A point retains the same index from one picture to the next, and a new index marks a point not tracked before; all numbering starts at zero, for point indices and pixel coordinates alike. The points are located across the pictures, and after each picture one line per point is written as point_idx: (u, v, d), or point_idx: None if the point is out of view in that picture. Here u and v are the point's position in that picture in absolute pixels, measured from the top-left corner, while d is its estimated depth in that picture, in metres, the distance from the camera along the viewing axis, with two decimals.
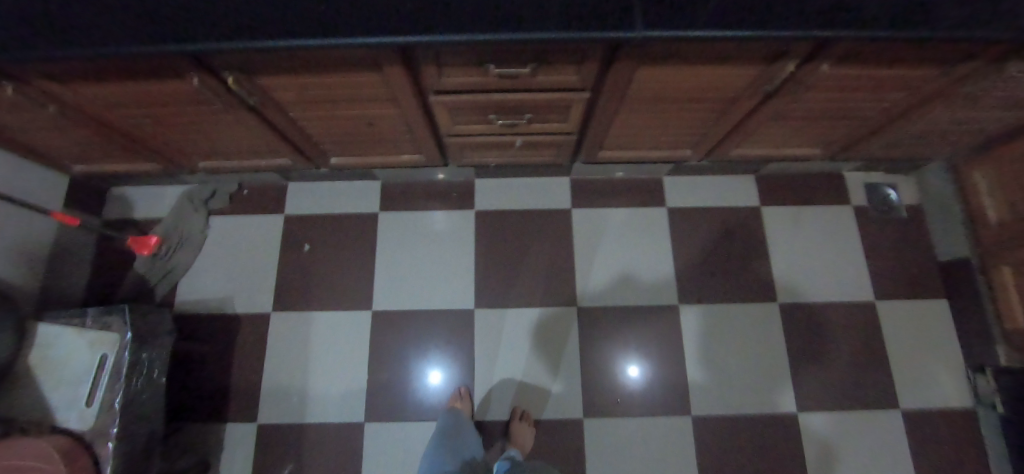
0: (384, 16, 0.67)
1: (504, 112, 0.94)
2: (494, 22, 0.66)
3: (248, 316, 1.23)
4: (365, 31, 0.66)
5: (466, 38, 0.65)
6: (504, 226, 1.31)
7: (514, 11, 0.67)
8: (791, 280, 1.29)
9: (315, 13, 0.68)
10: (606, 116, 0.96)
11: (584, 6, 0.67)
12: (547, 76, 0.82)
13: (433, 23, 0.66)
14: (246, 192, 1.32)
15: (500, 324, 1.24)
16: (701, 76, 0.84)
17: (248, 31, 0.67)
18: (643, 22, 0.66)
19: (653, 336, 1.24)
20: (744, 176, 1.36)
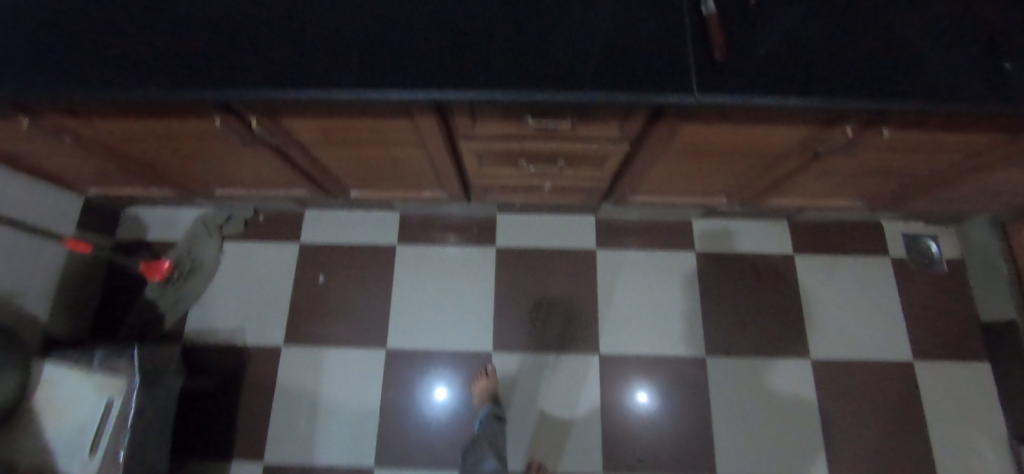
0: (420, 70, 0.63)
1: (536, 160, 0.89)
2: (537, 80, 0.62)
3: (258, 349, 1.19)
4: (400, 85, 0.61)
5: (508, 96, 0.61)
6: (526, 264, 1.26)
7: (559, 68, 0.63)
8: (825, 335, 1.23)
9: (346, 63, 0.63)
10: (643, 166, 0.91)
11: (634, 65, 0.63)
12: (586, 130, 0.78)
13: (473, 79, 0.62)
14: (261, 218, 1.28)
15: (517, 367, 1.19)
16: (749, 135, 0.79)
17: (275, 81, 0.63)
18: (699, 86, 0.61)
19: (678, 389, 1.18)
20: (776, 222, 1.30)
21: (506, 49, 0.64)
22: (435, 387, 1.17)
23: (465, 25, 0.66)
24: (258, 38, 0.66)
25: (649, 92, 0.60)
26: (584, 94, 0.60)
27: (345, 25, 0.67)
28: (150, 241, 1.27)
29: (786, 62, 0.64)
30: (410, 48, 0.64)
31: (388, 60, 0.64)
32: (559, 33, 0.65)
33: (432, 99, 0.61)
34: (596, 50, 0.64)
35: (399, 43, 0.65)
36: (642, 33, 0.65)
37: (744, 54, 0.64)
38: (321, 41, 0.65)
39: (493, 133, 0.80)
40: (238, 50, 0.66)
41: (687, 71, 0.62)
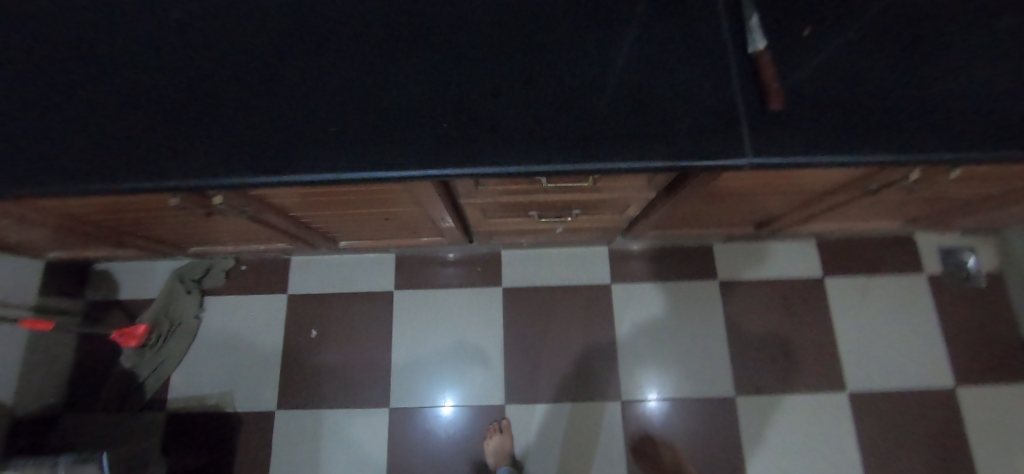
0: (413, 139, 0.52)
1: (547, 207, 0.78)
2: (554, 146, 0.51)
3: (251, 415, 1.10)
4: (390, 161, 0.51)
5: (520, 169, 0.50)
6: (535, 303, 1.16)
7: (580, 129, 0.52)
8: (861, 364, 1.14)
9: (322, 134, 0.52)
10: (666, 209, 0.81)
11: (669, 122, 0.52)
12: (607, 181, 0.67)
13: (477, 148, 0.52)
14: (244, 267, 1.17)
15: (532, 420, 1.10)
16: (793, 178, 0.68)
17: (238, 160, 0.52)
18: (750, 144, 0.51)
19: (707, 432, 1.10)
20: (804, 242, 1.20)
21: (513, 107, 0.54)
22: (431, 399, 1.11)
23: (463, 78, 0.56)
24: (213, 104, 0.55)
25: (690, 156, 0.50)
26: (611, 163, 0.50)
27: (319, 84, 0.56)
28: (125, 300, 1.16)
29: (849, 106, 0.53)
30: (399, 111, 0.54)
31: (373, 127, 0.53)
32: (575, 83, 0.55)
33: (430, 177, 0.50)
34: (621, 104, 0.53)
35: (385, 105, 0.54)
36: (674, 79, 0.55)
37: (798, 99, 0.54)
38: (290, 105, 0.54)
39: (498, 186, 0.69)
40: (189, 121, 0.54)
41: (733, 125, 0.52)
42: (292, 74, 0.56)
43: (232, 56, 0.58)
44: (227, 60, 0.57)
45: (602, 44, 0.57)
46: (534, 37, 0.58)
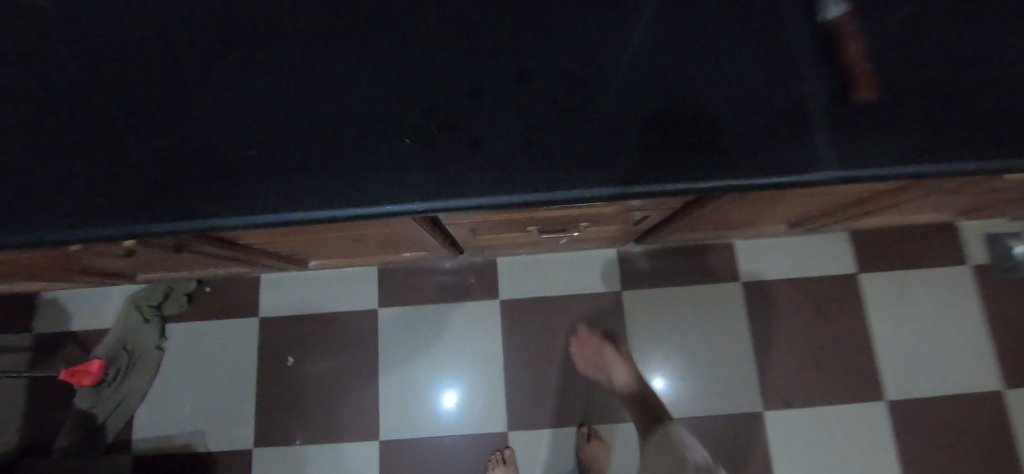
0: (361, 163, 0.39)
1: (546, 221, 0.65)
2: (552, 168, 0.38)
3: (227, 452, 1.00)
4: (332, 197, 0.38)
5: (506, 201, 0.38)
6: (536, 315, 1.04)
7: (586, 142, 0.39)
8: (901, 369, 1.03)
9: (240, 162, 0.39)
10: (689, 217, 0.68)
11: (708, 125, 0.38)
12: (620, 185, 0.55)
13: (448, 174, 0.38)
14: (209, 289, 1.04)
15: (539, 448, 0.99)
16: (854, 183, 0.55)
17: (123, 202, 0.38)
18: (816, 153, 0.38)
19: (731, 451, 1.00)
20: (835, 235, 1.07)
21: (496, 112, 0.40)
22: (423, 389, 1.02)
23: (428, 71, 0.40)
24: (85, 118, 0.39)
25: (735, 174, 0.37)
26: (629, 188, 0.37)
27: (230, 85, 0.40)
28: (77, 332, 1.03)
29: (965, 89, 0.39)
30: (342, 123, 0.39)
31: (309, 148, 0.39)
32: (581, 73, 0.40)
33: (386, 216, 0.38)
34: (643, 101, 0.39)
35: (322, 114, 0.40)
36: (716, 60, 0.40)
37: (889, 81, 0.39)
38: (193, 119, 0.39)
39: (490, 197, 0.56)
40: (54, 146, 0.39)
41: (794, 126, 0.38)
42: (193, 72, 0.40)
43: (107, 45, 0.41)
44: (100, 52, 0.41)
45: (616, 13, 0.41)
46: (525, 6, 0.42)
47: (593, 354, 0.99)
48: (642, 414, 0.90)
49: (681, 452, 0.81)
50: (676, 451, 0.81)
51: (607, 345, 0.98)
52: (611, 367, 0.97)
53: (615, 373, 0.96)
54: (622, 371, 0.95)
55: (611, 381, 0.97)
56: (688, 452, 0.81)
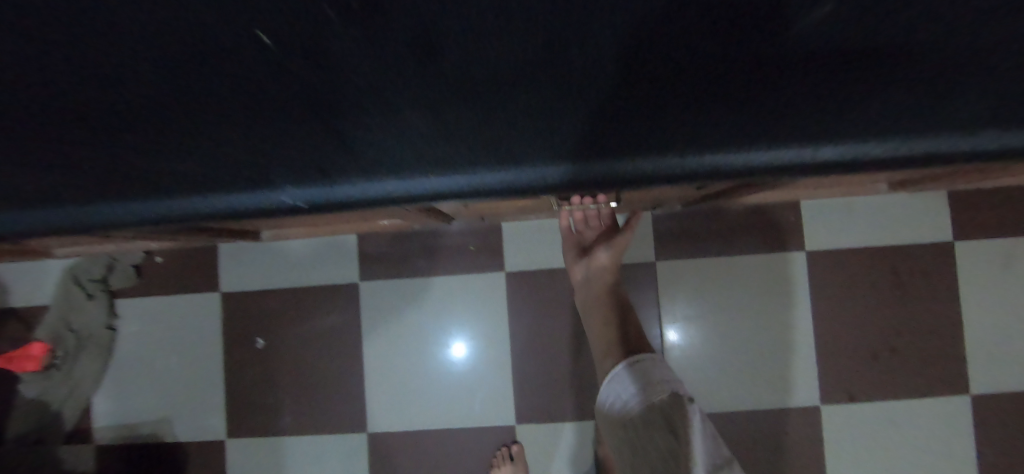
0: (228, 125, 0.25)
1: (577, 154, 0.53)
2: (517, 135, 0.25)
3: (197, 441, 0.88)
4: (195, 181, 0.25)
5: (442, 188, 0.25)
6: (550, 291, 0.86)
7: (568, 88, 0.24)
8: (995, 360, 0.84)
9: (52, 126, 0.25)
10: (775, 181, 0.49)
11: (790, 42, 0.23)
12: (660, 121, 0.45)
13: (361, 145, 0.25)
14: (159, 260, 0.89)
15: (554, 444, 0.85)
16: None
17: None
18: (934, 113, 0.23)
19: (777, 449, 0.85)
20: (929, 194, 0.85)
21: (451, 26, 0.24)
22: (422, 356, 0.87)
23: None
24: None
25: (807, 144, 0.24)
26: (619, 166, 0.25)
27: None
28: (15, 310, 0.89)
29: None
30: (197, 61, 0.25)
31: (145, 100, 0.25)
32: None
33: (272, 210, 0.26)
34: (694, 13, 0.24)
35: (172, 43, 0.25)
36: None
37: None
38: None
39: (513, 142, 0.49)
40: None
41: (915, 57, 0.23)
42: None
43: None
44: None
45: None
46: None
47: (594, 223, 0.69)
48: (599, 312, 0.67)
49: (641, 393, 0.58)
50: (634, 393, 0.58)
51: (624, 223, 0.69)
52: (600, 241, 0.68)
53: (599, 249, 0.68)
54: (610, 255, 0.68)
55: (587, 257, 0.69)
56: (651, 393, 0.58)
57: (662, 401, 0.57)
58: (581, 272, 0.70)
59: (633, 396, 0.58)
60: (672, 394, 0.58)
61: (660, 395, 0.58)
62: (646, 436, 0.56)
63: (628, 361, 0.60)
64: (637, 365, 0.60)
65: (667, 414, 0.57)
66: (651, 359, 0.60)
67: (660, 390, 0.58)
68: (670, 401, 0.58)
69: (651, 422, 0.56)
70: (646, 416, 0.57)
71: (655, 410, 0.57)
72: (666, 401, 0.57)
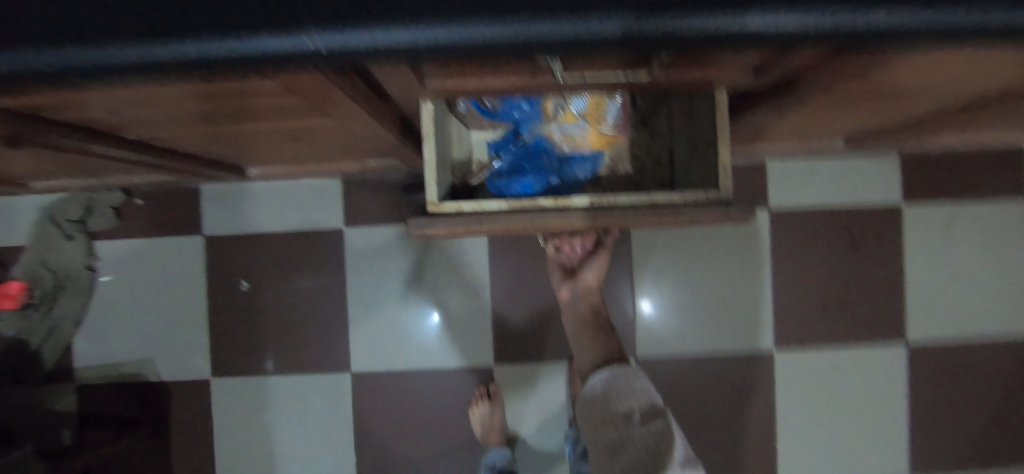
0: None
1: (564, 191, 0.63)
2: None
3: (179, 381, 0.91)
4: (127, 24, 0.21)
5: (410, 41, 0.21)
6: (528, 243, 0.90)
7: None
8: (929, 313, 0.93)
9: None
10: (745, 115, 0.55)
11: None
12: (643, 153, 0.67)
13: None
14: (138, 202, 0.89)
15: (529, 386, 0.90)
16: (985, 67, 0.39)
17: None
18: None
19: (733, 388, 0.92)
20: (882, 158, 0.92)
21: None
22: (409, 303, 0.90)
23: None
24: None
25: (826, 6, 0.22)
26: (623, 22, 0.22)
27: None
28: None
29: None
30: None
31: None
32: None
33: (211, 65, 0.21)
34: None
35: None
36: None
37: None
38: None
39: (507, 187, 0.59)
40: None
41: None
42: None
43: None
44: None
45: None
46: None
47: (575, 249, 0.73)
48: (589, 331, 0.71)
49: (613, 402, 0.59)
50: (607, 400, 0.60)
51: (600, 242, 0.73)
52: (584, 264, 0.73)
53: (585, 273, 0.73)
54: (593, 277, 0.73)
55: (573, 278, 0.74)
56: (621, 400, 0.59)
57: (635, 411, 0.58)
58: (566, 294, 0.75)
59: (607, 402, 0.60)
60: (646, 404, 0.58)
61: (631, 403, 0.59)
62: (620, 441, 0.57)
63: (603, 372, 0.63)
64: (611, 375, 0.62)
65: (643, 422, 0.57)
66: (628, 370, 0.62)
67: (632, 400, 0.59)
68: (645, 411, 0.58)
69: (623, 428, 0.57)
70: (616, 421, 0.58)
71: (627, 418, 0.58)
72: (642, 410, 0.58)
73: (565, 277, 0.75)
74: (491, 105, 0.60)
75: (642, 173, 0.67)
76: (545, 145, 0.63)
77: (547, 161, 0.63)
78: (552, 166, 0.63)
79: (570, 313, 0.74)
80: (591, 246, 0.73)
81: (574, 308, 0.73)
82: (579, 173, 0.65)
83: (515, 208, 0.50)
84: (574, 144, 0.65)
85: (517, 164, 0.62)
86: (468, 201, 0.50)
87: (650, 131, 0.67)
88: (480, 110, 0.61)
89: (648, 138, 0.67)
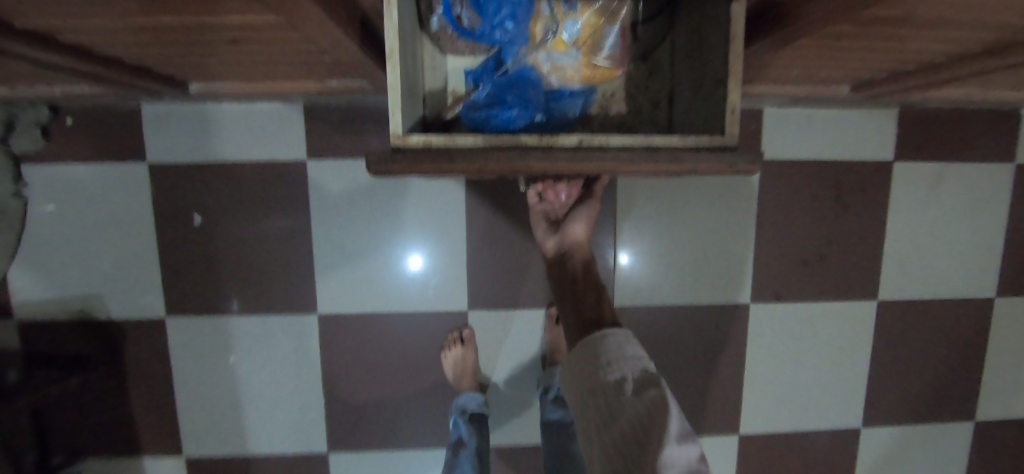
0: None
1: (549, 128, 0.56)
2: None
3: (130, 318, 0.85)
4: None
5: None
6: (510, 184, 0.84)
7: None
8: (904, 271, 0.94)
9: None
10: (762, 42, 0.49)
11: None
12: (639, 91, 0.61)
13: None
14: (69, 121, 0.79)
15: (504, 331, 0.88)
16: None
17: None
18: None
19: (707, 338, 0.92)
20: (879, 111, 0.89)
21: None
22: (382, 245, 0.85)
23: None
24: None
25: None
26: None
27: None
28: None
29: None
30: None
31: None
32: None
33: None
34: None
35: None
36: None
37: None
38: None
39: (488, 121, 0.52)
40: None
41: None
42: None
43: None
44: None
45: None
46: None
47: (560, 197, 0.71)
48: (579, 290, 0.66)
49: (603, 370, 0.53)
50: (597, 369, 0.54)
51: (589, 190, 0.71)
52: (573, 216, 0.71)
53: (572, 226, 0.71)
54: (581, 230, 0.71)
55: (559, 231, 0.72)
56: (612, 368, 0.53)
57: (626, 380, 0.52)
58: (552, 244, 0.72)
59: (597, 369, 0.54)
60: (639, 372, 0.52)
61: (623, 370, 0.52)
62: (611, 412, 0.50)
63: (592, 338, 0.57)
64: (602, 341, 0.56)
65: (635, 392, 0.50)
66: (619, 335, 0.56)
67: (623, 367, 0.53)
68: (637, 380, 0.51)
69: (613, 398, 0.51)
70: (605, 390, 0.52)
71: (617, 386, 0.51)
72: (634, 379, 0.51)
73: (550, 230, 0.72)
74: (469, 23, 0.53)
75: (637, 114, 0.61)
76: (531, 75, 0.54)
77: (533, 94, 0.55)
78: (539, 100, 0.54)
79: (556, 268, 0.71)
80: (576, 194, 0.71)
81: (566, 263, 0.69)
82: (568, 110, 0.58)
83: (493, 144, 0.43)
84: (563, 78, 0.55)
85: (497, 97, 0.53)
86: (438, 135, 0.43)
87: (650, 67, 0.61)
88: (455, 29, 0.53)
89: (647, 75, 0.61)
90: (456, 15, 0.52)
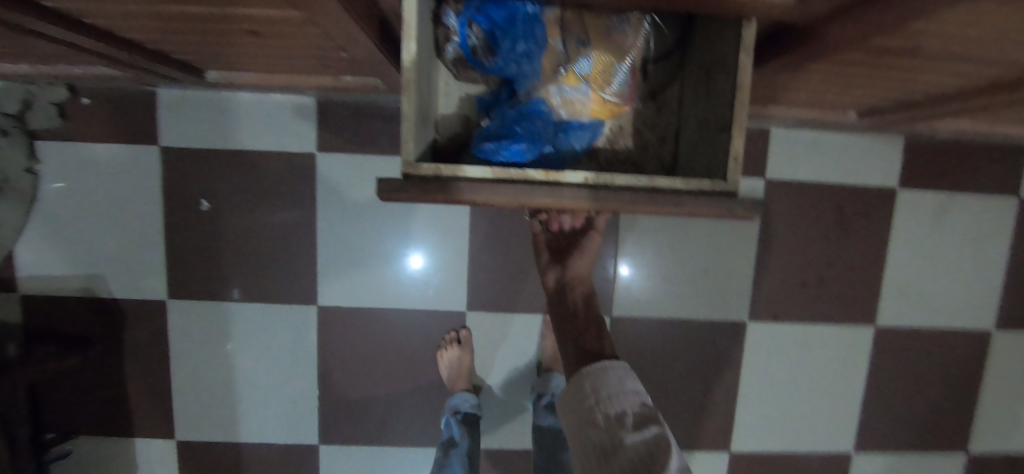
0: None
1: (555, 163, 0.56)
2: None
3: (131, 299, 0.86)
4: None
5: None
6: None
7: None
8: (903, 299, 0.94)
9: None
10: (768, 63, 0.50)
11: None
12: (647, 128, 0.61)
13: None
14: (85, 102, 0.80)
15: (501, 335, 0.89)
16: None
17: None
18: None
19: (703, 353, 0.92)
20: (885, 138, 0.89)
21: None
22: (385, 243, 0.86)
23: None
24: None
25: None
26: None
27: None
28: None
29: None
30: None
31: None
32: None
33: None
34: None
35: None
36: None
37: None
38: None
39: (498, 153, 0.52)
40: None
41: None
42: None
43: None
44: None
45: None
46: None
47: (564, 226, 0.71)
48: (579, 323, 0.66)
49: (603, 403, 0.54)
50: (596, 402, 0.54)
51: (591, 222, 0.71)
52: (578, 251, 0.71)
53: (575, 262, 0.71)
54: (584, 265, 0.71)
55: (561, 265, 0.71)
56: (611, 402, 0.53)
57: (627, 415, 0.52)
58: (552, 279, 0.72)
59: (596, 403, 0.54)
60: (638, 408, 0.53)
61: (622, 405, 0.53)
62: (610, 447, 0.50)
63: (591, 369, 0.57)
64: (601, 373, 0.57)
65: (635, 428, 0.51)
66: (619, 369, 0.57)
67: (623, 402, 0.53)
68: (636, 416, 0.52)
69: (614, 432, 0.51)
70: (605, 425, 0.52)
71: (617, 421, 0.52)
72: (634, 415, 0.52)
73: (552, 261, 0.72)
74: (484, 55, 0.55)
75: (644, 149, 0.61)
76: (542, 108, 0.56)
77: (541, 127, 0.55)
78: (546, 133, 0.55)
79: (556, 301, 0.71)
80: (581, 225, 0.71)
81: (567, 298, 0.70)
82: (576, 143, 0.58)
83: (501, 179, 0.44)
84: (572, 111, 0.57)
85: (508, 128, 0.54)
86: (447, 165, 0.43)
87: (658, 105, 0.61)
88: (471, 60, 0.55)
89: (655, 111, 0.61)
90: (472, 46, 0.54)
